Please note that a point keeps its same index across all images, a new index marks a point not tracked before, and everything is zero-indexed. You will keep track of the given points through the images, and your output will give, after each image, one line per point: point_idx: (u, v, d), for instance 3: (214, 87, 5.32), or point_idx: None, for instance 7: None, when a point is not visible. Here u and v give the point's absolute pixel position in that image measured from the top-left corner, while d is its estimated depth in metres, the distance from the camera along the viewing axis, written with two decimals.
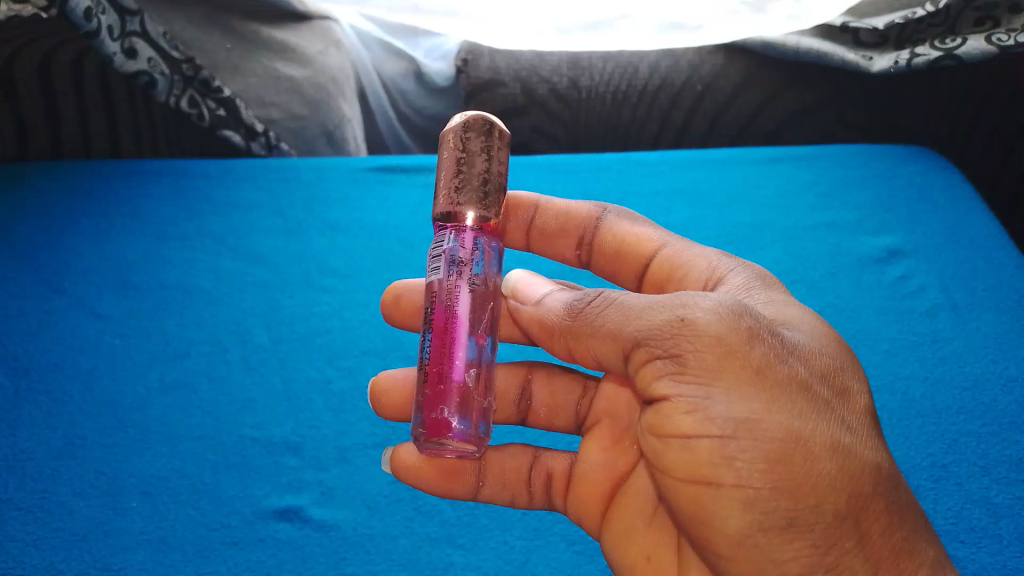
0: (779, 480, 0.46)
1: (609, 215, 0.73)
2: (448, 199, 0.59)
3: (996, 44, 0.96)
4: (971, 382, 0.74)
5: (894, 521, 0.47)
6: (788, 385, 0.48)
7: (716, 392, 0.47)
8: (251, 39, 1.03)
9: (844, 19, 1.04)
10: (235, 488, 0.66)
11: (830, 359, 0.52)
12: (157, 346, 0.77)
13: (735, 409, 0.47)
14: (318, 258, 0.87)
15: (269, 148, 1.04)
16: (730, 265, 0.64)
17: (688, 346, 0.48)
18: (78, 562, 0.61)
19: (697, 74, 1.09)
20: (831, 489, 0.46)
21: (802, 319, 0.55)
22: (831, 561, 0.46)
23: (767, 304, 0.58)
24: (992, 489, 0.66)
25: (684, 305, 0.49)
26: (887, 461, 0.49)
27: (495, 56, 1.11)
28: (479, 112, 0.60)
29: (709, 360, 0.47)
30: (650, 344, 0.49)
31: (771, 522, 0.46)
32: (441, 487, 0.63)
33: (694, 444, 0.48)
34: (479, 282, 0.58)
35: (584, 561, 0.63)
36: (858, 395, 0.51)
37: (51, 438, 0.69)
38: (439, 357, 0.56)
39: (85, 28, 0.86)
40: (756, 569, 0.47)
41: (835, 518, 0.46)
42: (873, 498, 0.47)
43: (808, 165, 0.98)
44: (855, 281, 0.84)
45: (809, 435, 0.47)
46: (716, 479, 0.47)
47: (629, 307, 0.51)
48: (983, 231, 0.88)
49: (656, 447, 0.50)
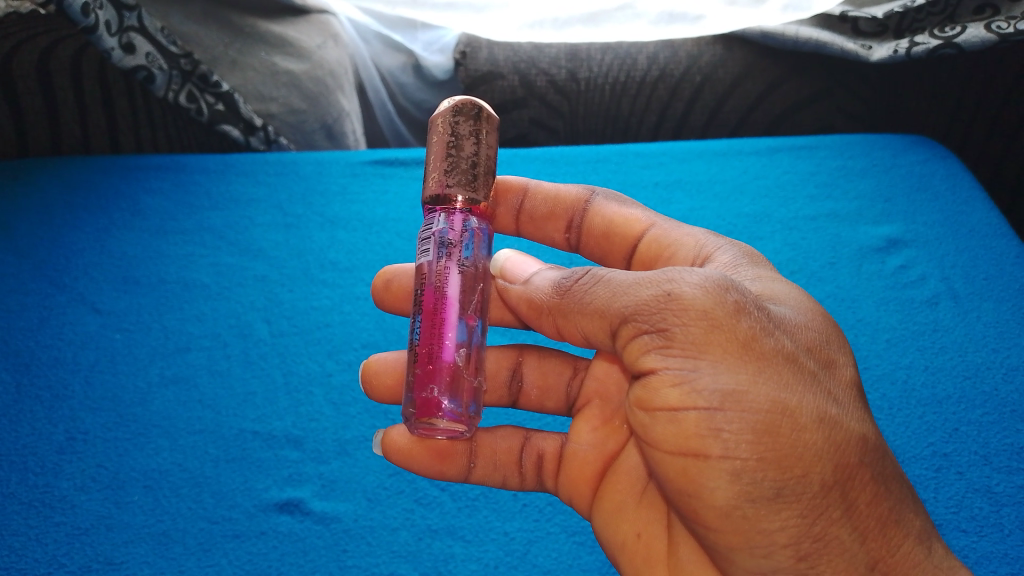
0: (766, 450, 0.47)
1: (597, 197, 0.74)
2: (438, 182, 0.59)
3: (996, 31, 0.95)
4: (972, 371, 0.74)
5: (880, 491, 0.48)
6: (774, 357, 0.48)
7: (702, 364, 0.48)
8: (249, 33, 1.03)
9: (843, 8, 1.04)
10: (236, 482, 0.66)
11: (816, 333, 0.52)
12: (157, 340, 0.77)
13: (722, 381, 0.47)
14: (318, 252, 0.87)
15: (268, 142, 1.05)
16: (717, 244, 0.64)
17: (675, 320, 0.48)
18: (81, 555, 0.62)
19: (697, 65, 1.09)
20: (818, 460, 0.47)
21: (789, 295, 0.56)
22: (818, 531, 0.47)
23: (754, 280, 0.58)
24: (994, 478, 0.66)
25: (671, 280, 0.49)
26: (873, 432, 0.49)
27: (493, 49, 1.11)
28: (467, 97, 0.61)
29: (696, 334, 0.48)
30: (638, 319, 0.50)
31: (759, 492, 0.47)
32: (433, 469, 0.63)
33: (681, 417, 0.48)
34: (469, 265, 0.59)
35: (585, 552, 0.63)
36: (844, 367, 0.52)
37: (53, 433, 0.69)
38: (429, 338, 0.57)
39: (83, 23, 0.86)
40: (745, 539, 0.49)
41: (821, 488, 0.47)
42: (859, 468, 0.47)
43: (807, 155, 0.98)
44: (855, 272, 0.84)
45: (795, 406, 0.47)
46: (703, 451, 0.48)
47: (617, 283, 0.51)
48: (983, 220, 0.88)
49: (644, 422, 0.51)
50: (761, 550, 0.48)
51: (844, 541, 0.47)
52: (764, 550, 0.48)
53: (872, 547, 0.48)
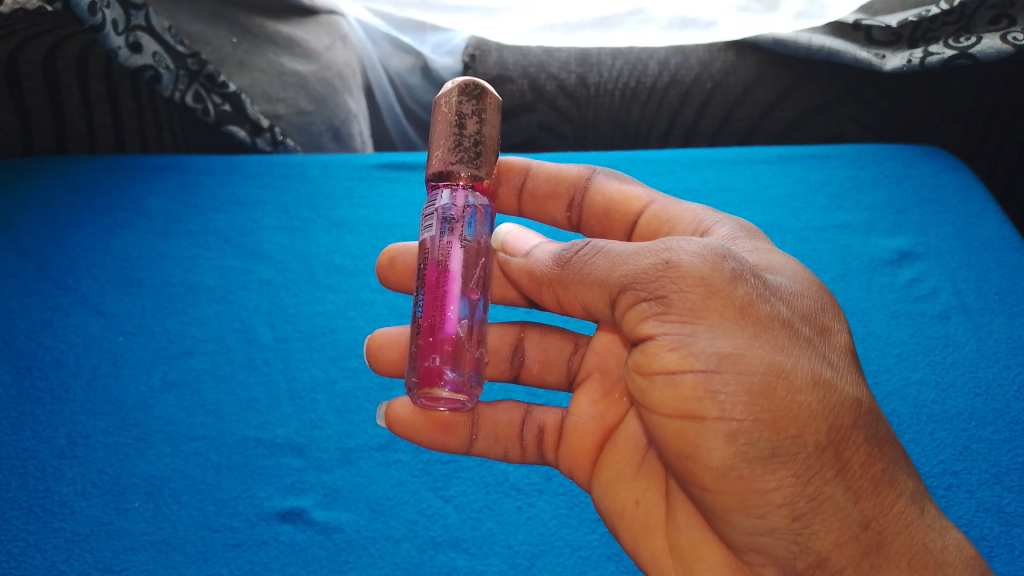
0: (762, 411, 0.47)
1: (598, 175, 0.74)
2: (442, 160, 0.61)
3: (1012, 43, 0.95)
4: (983, 388, 0.73)
5: (874, 452, 0.49)
6: (770, 322, 0.49)
7: (700, 329, 0.48)
8: (257, 33, 1.02)
9: (856, 17, 1.03)
10: (238, 490, 0.65)
11: (811, 301, 0.53)
12: (160, 344, 0.77)
13: (719, 344, 0.48)
14: (323, 256, 0.86)
15: (275, 144, 1.03)
16: (716, 218, 0.65)
17: (673, 287, 0.49)
18: (80, 562, 0.61)
19: (708, 71, 1.08)
20: (812, 420, 0.47)
21: (784, 265, 0.57)
22: (812, 491, 0.48)
23: (751, 252, 0.59)
24: (1004, 498, 0.65)
25: (669, 249, 0.50)
26: (867, 396, 0.50)
27: (503, 52, 1.10)
28: (471, 78, 0.63)
29: (692, 299, 0.48)
30: (636, 288, 0.51)
31: (755, 452, 0.47)
32: (436, 440, 0.64)
33: (679, 379, 0.49)
34: (471, 241, 0.59)
35: (590, 567, 0.62)
36: (839, 334, 0.53)
37: (54, 436, 0.69)
38: (431, 310, 0.57)
39: (90, 21, 0.86)
40: (740, 499, 0.48)
41: (816, 449, 0.47)
42: (853, 430, 0.48)
43: (819, 165, 0.97)
44: (866, 284, 0.83)
45: (790, 368, 0.48)
46: (700, 413, 0.48)
47: (616, 253, 0.52)
48: (996, 233, 0.87)
49: (642, 387, 0.51)
50: (756, 510, 0.48)
51: (838, 501, 0.48)
52: (759, 511, 0.48)
53: (865, 507, 0.48)
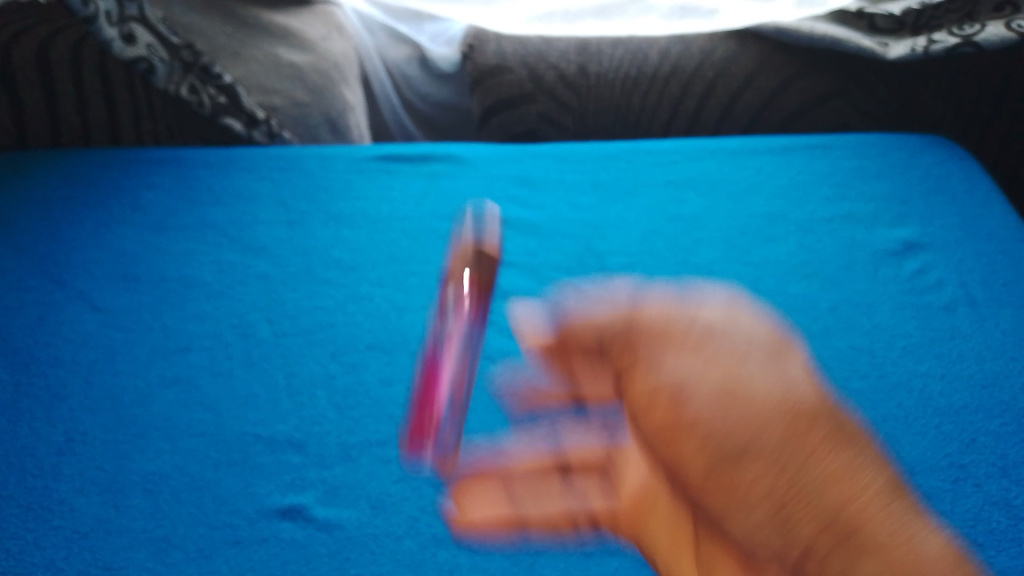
0: (721, 411, 0.50)
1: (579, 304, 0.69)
2: None
3: (1017, 31, 0.96)
4: (990, 380, 0.72)
5: (842, 443, 0.49)
6: (720, 344, 0.54)
7: (661, 360, 0.54)
8: (251, 23, 1.03)
9: (860, 5, 1.02)
10: (237, 487, 0.64)
11: (774, 337, 0.56)
12: (158, 340, 0.76)
13: (677, 369, 0.53)
14: (322, 250, 0.85)
15: (271, 136, 1.01)
16: (706, 299, 0.60)
17: (636, 335, 0.56)
18: (78, 560, 0.59)
19: (709, 60, 1.07)
20: (768, 415, 0.50)
21: (756, 308, 0.59)
22: (787, 483, 0.49)
23: (728, 295, 0.62)
24: (1012, 491, 0.63)
25: (628, 303, 0.60)
26: (830, 403, 0.52)
27: (502, 42, 1.09)
28: None
29: (655, 344, 0.55)
30: (614, 345, 0.58)
31: (723, 452, 0.50)
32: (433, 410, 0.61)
33: (652, 403, 0.52)
34: None
35: (593, 563, 0.61)
36: (802, 363, 0.56)
37: (51, 434, 0.68)
38: None
39: (82, 12, 0.86)
40: (728, 505, 0.50)
41: (777, 441, 0.49)
42: (812, 421, 0.50)
43: (822, 155, 0.96)
44: (871, 275, 0.82)
45: (743, 376, 0.52)
46: (671, 422, 0.51)
47: (591, 314, 0.60)
48: (1001, 225, 0.86)
49: (634, 424, 0.54)
50: (742, 509, 0.49)
51: (813, 486, 0.48)
52: (744, 510, 0.49)
53: (842, 486, 0.48)
